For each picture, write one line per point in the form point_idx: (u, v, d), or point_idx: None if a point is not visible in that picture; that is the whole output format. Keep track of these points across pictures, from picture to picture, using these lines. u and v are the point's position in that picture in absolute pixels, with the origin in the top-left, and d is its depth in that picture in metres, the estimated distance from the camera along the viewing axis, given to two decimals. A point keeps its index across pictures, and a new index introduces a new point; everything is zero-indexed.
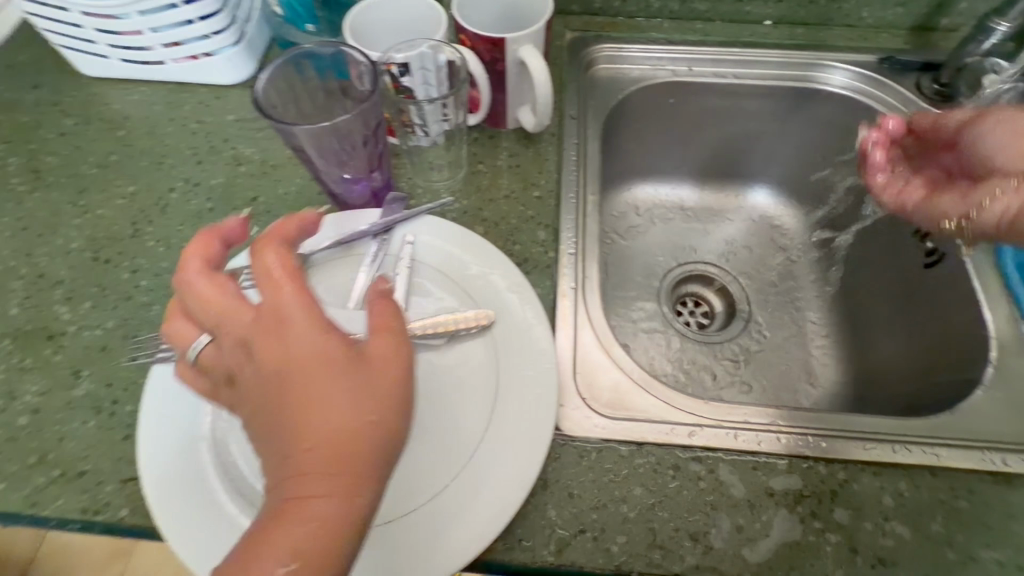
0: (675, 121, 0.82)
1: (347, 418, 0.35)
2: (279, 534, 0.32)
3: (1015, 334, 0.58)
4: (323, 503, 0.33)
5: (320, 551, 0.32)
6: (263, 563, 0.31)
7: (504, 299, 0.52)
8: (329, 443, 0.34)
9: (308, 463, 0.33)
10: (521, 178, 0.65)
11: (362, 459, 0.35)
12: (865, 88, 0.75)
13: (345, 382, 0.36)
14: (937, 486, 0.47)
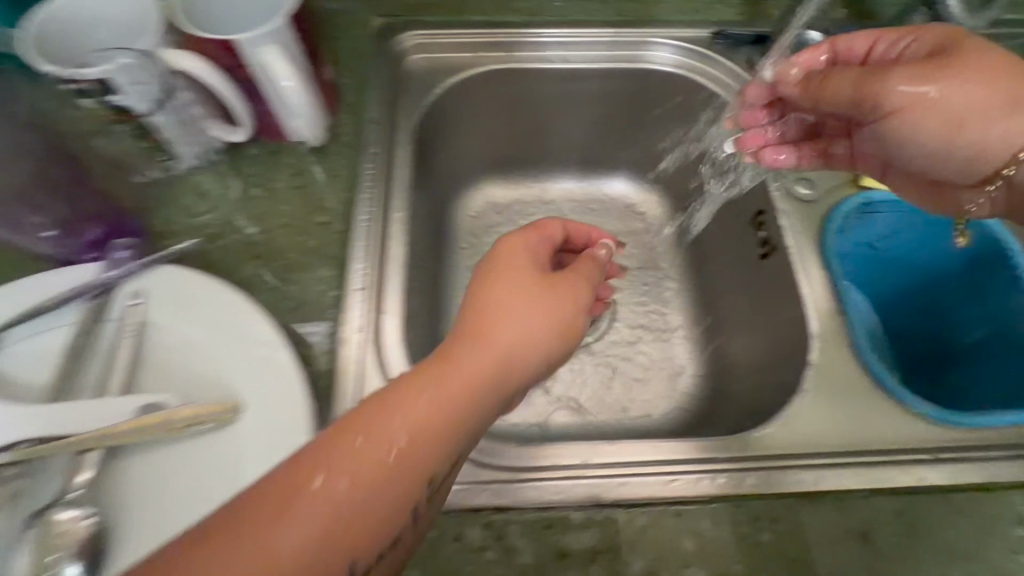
0: (513, 112, 0.74)
1: (545, 340, 0.40)
2: (404, 409, 0.32)
3: (835, 330, 0.54)
4: (420, 419, 0.32)
5: (429, 450, 0.32)
6: (388, 431, 0.31)
7: (252, 364, 0.43)
8: (498, 352, 0.37)
9: (469, 374, 0.35)
10: (304, 201, 0.55)
11: (472, 400, 0.35)
12: (691, 64, 0.70)
13: (554, 299, 0.41)
14: (740, 520, 0.43)
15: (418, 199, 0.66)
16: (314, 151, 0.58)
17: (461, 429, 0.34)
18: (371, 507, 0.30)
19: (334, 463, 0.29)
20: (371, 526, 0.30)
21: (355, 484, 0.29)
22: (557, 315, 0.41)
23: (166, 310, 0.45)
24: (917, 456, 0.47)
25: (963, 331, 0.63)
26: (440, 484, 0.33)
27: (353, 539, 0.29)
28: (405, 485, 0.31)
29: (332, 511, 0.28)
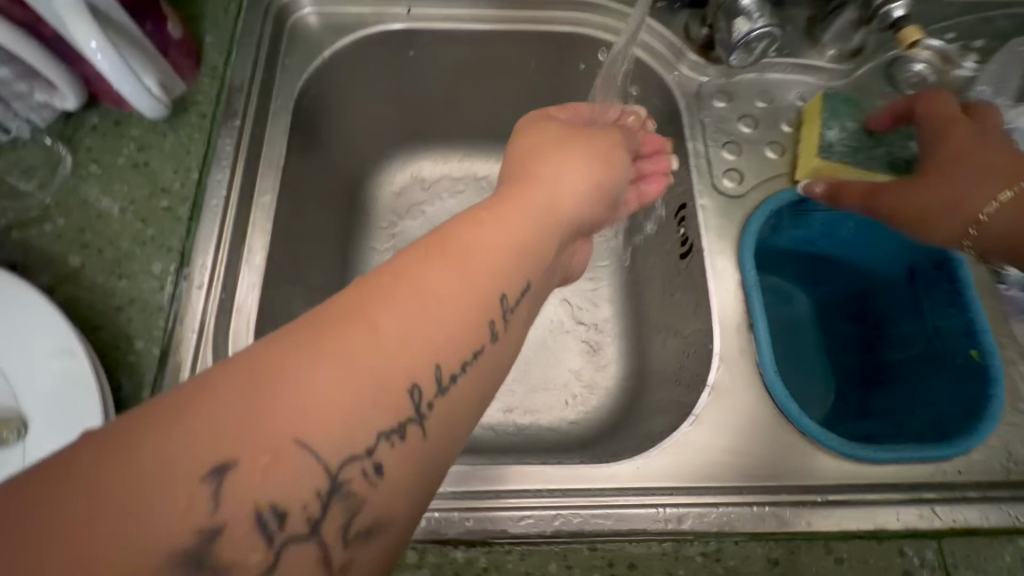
0: (425, 78, 0.66)
1: (568, 191, 0.42)
2: (430, 266, 0.29)
3: (740, 348, 0.49)
4: (453, 266, 0.30)
5: (466, 293, 0.30)
6: (412, 291, 0.28)
7: (45, 375, 0.38)
8: (516, 212, 0.36)
9: (507, 217, 0.35)
10: (147, 181, 0.49)
11: (515, 240, 0.34)
12: (601, 22, 0.61)
13: (565, 162, 0.45)
14: (594, 564, 0.39)
15: (304, 176, 0.59)
16: (165, 121, 0.51)
17: (513, 271, 0.33)
18: (413, 346, 0.27)
19: (373, 300, 0.27)
20: (421, 355, 0.27)
21: (417, 316, 0.27)
22: (598, 168, 0.46)
23: None
24: (806, 496, 0.43)
25: (895, 346, 0.56)
26: (498, 324, 0.31)
27: (404, 371, 0.26)
28: (455, 321, 0.29)
29: (372, 344, 0.25)
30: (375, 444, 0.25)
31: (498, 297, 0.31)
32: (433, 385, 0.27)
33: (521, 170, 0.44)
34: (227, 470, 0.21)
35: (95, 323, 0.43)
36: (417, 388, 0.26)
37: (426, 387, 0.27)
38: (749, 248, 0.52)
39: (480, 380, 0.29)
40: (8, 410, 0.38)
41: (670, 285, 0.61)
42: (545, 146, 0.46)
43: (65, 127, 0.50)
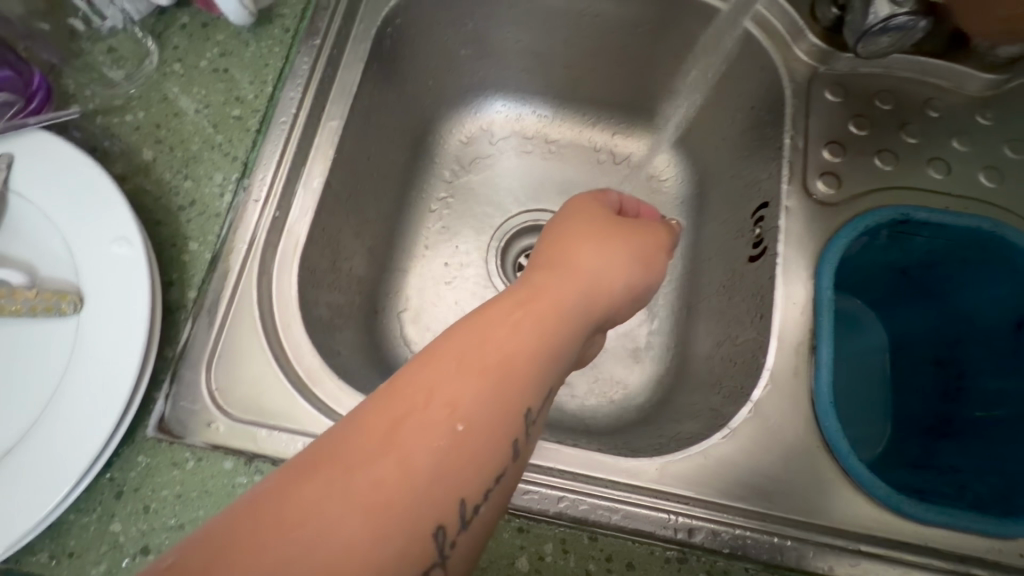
0: (511, 25, 0.63)
1: (607, 285, 0.38)
2: (452, 384, 0.27)
3: (796, 369, 0.45)
4: (479, 386, 0.27)
5: (491, 413, 0.27)
6: (432, 418, 0.26)
7: (104, 258, 0.40)
8: (552, 301, 0.33)
9: (545, 313, 0.32)
10: (224, 88, 0.49)
11: (552, 338, 0.31)
12: None
13: (608, 254, 0.39)
14: (590, 555, 0.37)
15: (374, 108, 0.58)
16: (249, 31, 0.51)
17: (545, 375, 0.30)
18: (438, 480, 0.25)
19: (394, 428, 0.25)
20: (445, 494, 0.25)
21: (442, 447, 0.25)
22: (644, 264, 0.41)
23: (32, 181, 0.42)
24: (834, 540, 0.40)
25: (980, 402, 0.49)
26: (526, 441, 0.29)
27: (431, 511, 0.24)
28: (483, 449, 0.27)
29: (395, 483, 0.24)
30: None
31: (528, 411, 0.29)
32: (460, 518, 0.25)
33: (556, 247, 0.40)
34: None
35: (157, 218, 0.45)
36: (442, 530, 0.24)
37: (452, 525, 0.25)
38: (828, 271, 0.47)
39: (503, 501, 0.28)
40: (67, 285, 0.40)
41: (731, 287, 0.57)
42: (586, 233, 0.41)
43: (157, 22, 0.51)
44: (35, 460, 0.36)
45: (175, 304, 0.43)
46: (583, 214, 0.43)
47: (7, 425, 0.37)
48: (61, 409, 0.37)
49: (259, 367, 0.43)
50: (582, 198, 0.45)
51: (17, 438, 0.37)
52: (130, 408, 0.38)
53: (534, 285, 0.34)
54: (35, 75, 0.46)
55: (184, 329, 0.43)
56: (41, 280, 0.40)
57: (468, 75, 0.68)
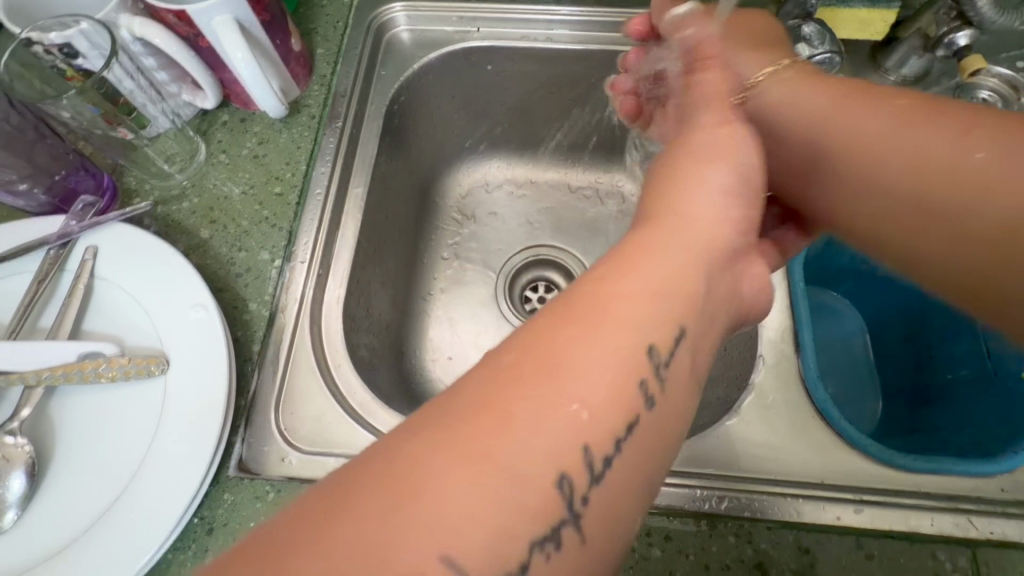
0: (497, 90, 0.73)
1: (710, 221, 0.36)
2: (563, 338, 0.28)
3: (785, 352, 0.52)
4: (589, 335, 0.28)
5: (605, 362, 0.28)
6: (549, 380, 0.26)
7: (183, 323, 0.47)
8: (661, 250, 0.33)
9: (659, 266, 0.32)
10: (264, 170, 0.58)
11: (667, 292, 0.31)
12: None
13: (707, 181, 0.39)
14: (631, 532, 0.43)
15: (390, 173, 0.67)
16: (281, 120, 0.60)
17: (661, 320, 0.30)
18: (559, 433, 0.26)
19: (514, 385, 0.26)
20: (568, 445, 0.26)
21: (554, 396, 0.26)
22: (744, 166, 0.41)
23: (115, 266, 0.49)
24: (840, 493, 0.45)
25: (948, 366, 0.56)
26: (653, 385, 0.29)
27: (553, 461, 0.25)
28: (603, 394, 0.27)
29: (508, 437, 0.24)
30: (529, 555, 0.24)
31: (651, 356, 0.29)
32: (587, 472, 0.26)
33: (661, 193, 0.38)
34: None
35: (220, 287, 0.52)
36: (567, 479, 0.25)
37: (578, 477, 0.26)
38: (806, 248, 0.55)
39: (637, 456, 0.28)
40: (153, 350, 0.46)
41: None
42: (683, 171, 0.39)
43: (201, 122, 0.59)
44: (140, 503, 0.42)
45: (242, 357, 0.49)
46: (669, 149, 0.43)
47: (111, 476, 0.43)
48: (158, 459, 0.43)
49: (320, 404, 0.49)
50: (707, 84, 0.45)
51: (123, 487, 0.42)
52: (217, 453, 0.44)
53: (634, 238, 0.34)
54: (105, 176, 0.53)
55: (252, 380, 0.49)
56: (130, 349, 0.46)
57: (462, 136, 0.78)
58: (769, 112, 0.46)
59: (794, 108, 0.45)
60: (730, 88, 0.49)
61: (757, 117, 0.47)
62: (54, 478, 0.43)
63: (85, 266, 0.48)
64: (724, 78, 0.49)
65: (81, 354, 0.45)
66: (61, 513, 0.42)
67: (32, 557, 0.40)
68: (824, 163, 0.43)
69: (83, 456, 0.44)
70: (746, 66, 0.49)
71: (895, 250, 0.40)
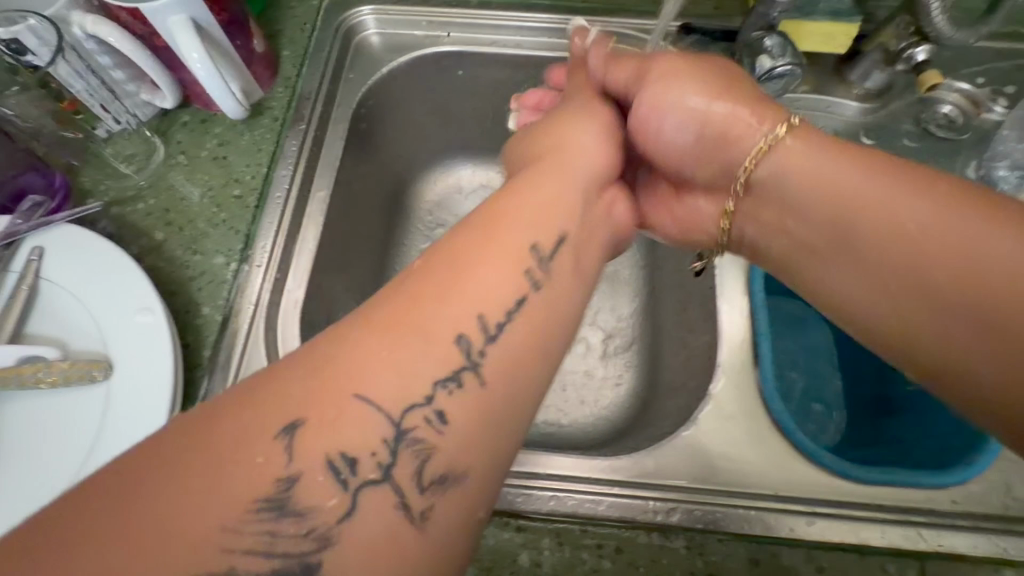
0: (469, 95, 0.73)
1: (590, 161, 0.45)
2: (458, 242, 0.34)
3: (744, 362, 0.52)
4: (481, 241, 0.34)
5: (496, 257, 0.34)
6: (445, 271, 0.32)
7: (128, 326, 0.46)
8: (544, 182, 0.40)
9: (548, 185, 0.40)
10: (224, 172, 0.57)
11: (551, 202, 0.39)
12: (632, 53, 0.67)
13: (584, 141, 0.46)
14: (582, 544, 0.43)
15: (356, 177, 0.66)
16: (243, 122, 0.59)
17: (544, 227, 0.37)
18: (457, 304, 0.32)
19: (419, 278, 0.32)
20: (465, 310, 0.32)
21: (454, 279, 0.32)
22: (615, 127, 0.50)
23: (61, 267, 0.48)
24: (794, 505, 0.45)
25: (910, 379, 0.57)
26: (540, 270, 0.35)
27: (452, 322, 0.31)
28: (493, 277, 0.34)
29: (412, 306, 0.31)
30: (434, 393, 0.29)
31: (540, 249, 0.36)
32: (482, 334, 0.32)
33: (551, 133, 0.47)
34: (296, 428, 0.26)
35: (172, 291, 0.51)
36: (464, 338, 0.31)
37: (474, 337, 0.31)
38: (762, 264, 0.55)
39: (528, 329, 0.33)
40: (96, 355, 0.45)
41: (686, 300, 0.65)
42: (564, 121, 0.48)
43: (160, 123, 0.58)
44: None
45: (192, 363, 0.48)
46: (551, 115, 0.50)
47: (47, 484, 0.42)
48: (96, 467, 0.42)
49: None
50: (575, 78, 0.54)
51: (58, 495, 0.41)
52: None
53: (529, 173, 0.41)
54: (58, 176, 0.52)
55: (201, 386, 0.48)
56: (74, 354, 0.45)
57: (435, 140, 0.78)
58: (770, 181, 0.41)
59: (793, 176, 0.40)
60: (728, 151, 0.44)
61: (763, 184, 0.42)
62: None
63: (30, 267, 0.47)
64: (723, 140, 0.44)
65: (20, 358, 0.44)
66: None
67: None
68: (826, 241, 0.39)
69: (20, 463, 0.42)
70: (750, 119, 0.43)
71: (907, 338, 0.35)
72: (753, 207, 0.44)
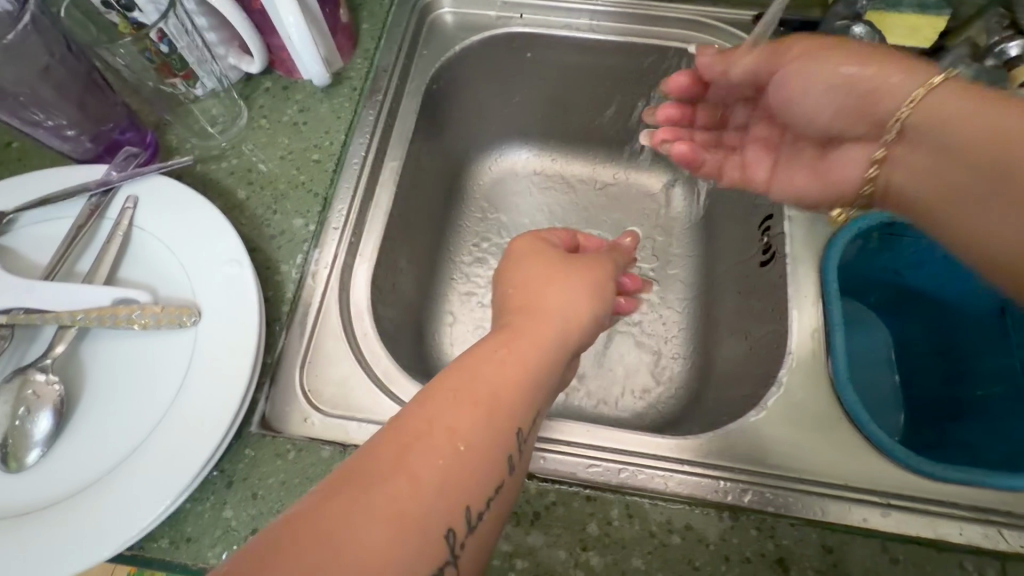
0: (535, 78, 0.74)
1: (569, 317, 0.42)
2: (445, 410, 0.32)
3: (815, 351, 0.51)
4: (465, 411, 0.33)
5: (483, 434, 0.32)
6: (430, 446, 0.31)
7: (217, 276, 0.47)
8: (523, 335, 0.39)
9: (525, 348, 0.38)
10: (304, 137, 0.58)
11: (534, 361, 0.37)
12: (706, 41, 0.67)
13: (559, 297, 0.43)
14: (652, 518, 0.42)
15: (424, 153, 0.68)
16: (323, 90, 0.60)
17: (528, 403, 0.36)
18: (448, 494, 0.30)
19: (402, 449, 0.30)
20: (455, 502, 0.30)
21: (448, 461, 0.31)
22: (601, 290, 0.46)
23: (153, 216, 0.49)
24: (866, 495, 0.45)
25: (979, 384, 0.55)
26: (518, 457, 0.34)
27: (444, 516, 0.30)
28: (482, 458, 0.32)
29: (408, 493, 0.29)
30: None
31: (518, 433, 0.35)
32: (467, 525, 0.30)
33: (522, 290, 0.44)
34: None
35: (253, 247, 0.52)
36: (452, 531, 0.30)
37: (461, 529, 0.30)
38: (836, 252, 0.55)
39: (500, 513, 0.33)
40: (185, 302, 0.46)
41: (747, 291, 0.64)
42: (545, 276, 0.45)
43: (245, 87, 0.60)
44: (162, 450, 0.42)
45: (271, 317, 0.50)
46: (519, 268, 0.46)
47: (134, 422, 0.43)
48: (183, 409, 0.43)
49: (345, 369, 0.49)
50: (529, 239, 0.49)
51: (147, 432, 0.42)
52: (242, 407, 0.44)
53: (508, 326, 0.40)
54: (149, 133, 0.54)
55: (279, 339, 0.49)
56: (163, 300, 0.46)
57: (495, 122, 0.79)
58: (927, 125, 0.38)
59: (951, 116, 0.36)
60: (881, 104, 0.40)
61: (914, 131, 0.38)
62: (81, 419, 0.43)
63: (125, 215, 0.49)
64: (878, 93, 0.40)
65: (116, 300, 0.45)
66: (85, 454, 0.42)
67: (55, 493, 0.41)
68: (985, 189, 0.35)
69: (110, 399, 0.44)
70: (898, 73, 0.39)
71: None
72: (904, 154, 0.40)
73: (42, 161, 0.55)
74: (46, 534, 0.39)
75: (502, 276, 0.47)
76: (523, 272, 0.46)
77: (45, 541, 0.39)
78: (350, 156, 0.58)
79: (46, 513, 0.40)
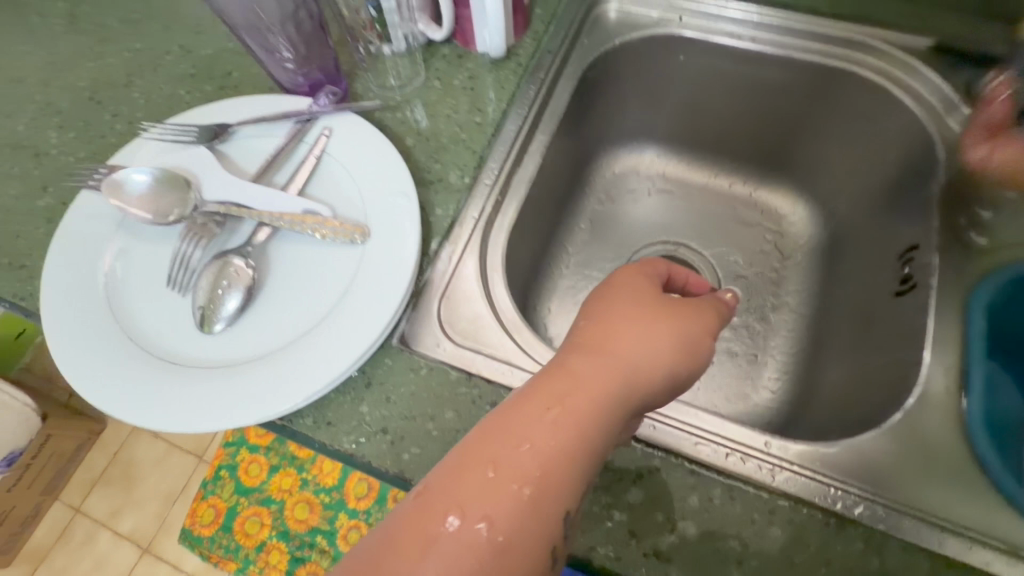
0: (682, 81, 0.75)
1: (636, 376, 0.39)
2: (480, 492, 0.32)
3: (949, 388, 0.49)
4: (505, 497, 0.32)
5: (521, 522, 0.32)
6: (460, 534, 0.31)
7: (387, 205, 0.53)
8: (583, 397, 0.37)
9: (574, 417, 0.36)
10: (470, 101, 0.64)
11: (588, 431, 0.36)
12: (876, 65, 0.65)
13: (628, 347, 0.40)
14: (754, 504, 0.43)
15: (566, 134, 0.72)
16: (492, 62, 0.66)
17: (575, 483, 0.35)
18: None
19: (430, 536, 0.31)
20: None
21: (481, 555, 0.31)
22: (683, 334, 0.42)
23: (341, 145, 0.57)
24: (989, 540, 0.42)
25: None
26: (565, 545, 0.34)
27: None
28: (519, 551, 0.32)
29: None
30: None
31: (566, 514, 0.34)
32: None
33: (596, 331, 0.41)
34: None
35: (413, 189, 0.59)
36: None
37: None
38: (988, 292, 0.52)
39: None
40: (357, 222, 0.53)
41: (873, 321, 0.62)
42: (622, 315, 0.42)
43: (425, 51, 0.67)
44: (320, 343, 0.48)
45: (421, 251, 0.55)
46: (603, 300, 0.44)
47: (294, 322, 0.50)
48: (342, 314, 0.49)
49: (477, 309, 0.54)
50: (624, 270, 0.47)
51: (309, 327, 0.49)
52: (392, 322, 0.49)
53: (566, 375, 0.38)
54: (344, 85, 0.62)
55: (425, 271, 0.54)
56: (339, 218, 0.53)
57: (630, 118, 0.81)
58: None
59: None
60: None
61: None
62: (255, 309, 0.50)
63: (320, 141, 0.57)
64: None
65: (304, 211, 0.52)
66: (258, 334, 0.49)
67: (230, 357, 0.48)
68: None
69: (282, 295, 0.51)
70: None
71: None
72: None
73: (254, 90, 0.65)
74: (220, 390, 0.46)
75: (587, 307, 0.45)
76: (600, 307, 0.43)
77: (219, 395, 0.46)
78: (508, 124, 0.63)
79: (224, 372, 0.47)
